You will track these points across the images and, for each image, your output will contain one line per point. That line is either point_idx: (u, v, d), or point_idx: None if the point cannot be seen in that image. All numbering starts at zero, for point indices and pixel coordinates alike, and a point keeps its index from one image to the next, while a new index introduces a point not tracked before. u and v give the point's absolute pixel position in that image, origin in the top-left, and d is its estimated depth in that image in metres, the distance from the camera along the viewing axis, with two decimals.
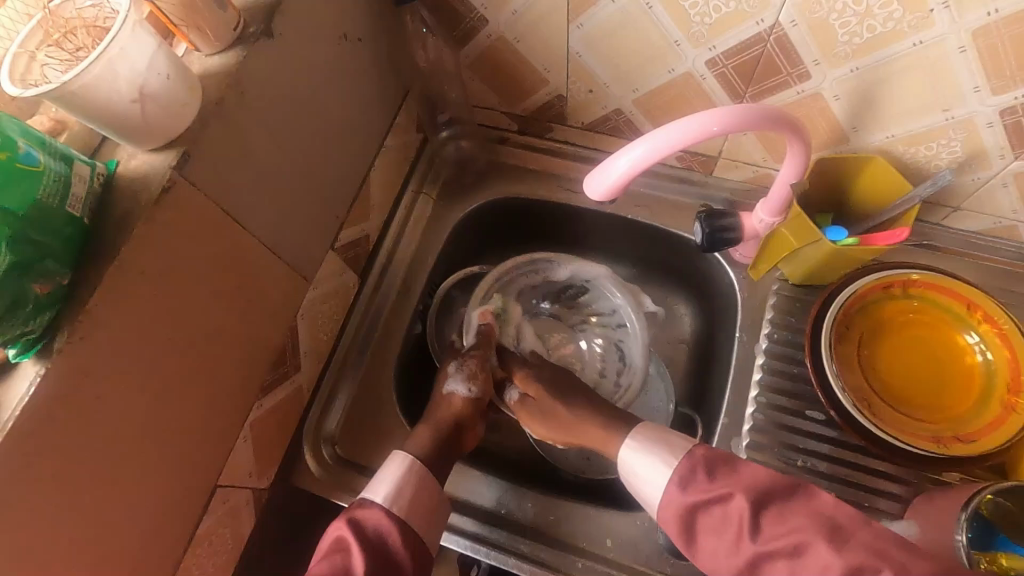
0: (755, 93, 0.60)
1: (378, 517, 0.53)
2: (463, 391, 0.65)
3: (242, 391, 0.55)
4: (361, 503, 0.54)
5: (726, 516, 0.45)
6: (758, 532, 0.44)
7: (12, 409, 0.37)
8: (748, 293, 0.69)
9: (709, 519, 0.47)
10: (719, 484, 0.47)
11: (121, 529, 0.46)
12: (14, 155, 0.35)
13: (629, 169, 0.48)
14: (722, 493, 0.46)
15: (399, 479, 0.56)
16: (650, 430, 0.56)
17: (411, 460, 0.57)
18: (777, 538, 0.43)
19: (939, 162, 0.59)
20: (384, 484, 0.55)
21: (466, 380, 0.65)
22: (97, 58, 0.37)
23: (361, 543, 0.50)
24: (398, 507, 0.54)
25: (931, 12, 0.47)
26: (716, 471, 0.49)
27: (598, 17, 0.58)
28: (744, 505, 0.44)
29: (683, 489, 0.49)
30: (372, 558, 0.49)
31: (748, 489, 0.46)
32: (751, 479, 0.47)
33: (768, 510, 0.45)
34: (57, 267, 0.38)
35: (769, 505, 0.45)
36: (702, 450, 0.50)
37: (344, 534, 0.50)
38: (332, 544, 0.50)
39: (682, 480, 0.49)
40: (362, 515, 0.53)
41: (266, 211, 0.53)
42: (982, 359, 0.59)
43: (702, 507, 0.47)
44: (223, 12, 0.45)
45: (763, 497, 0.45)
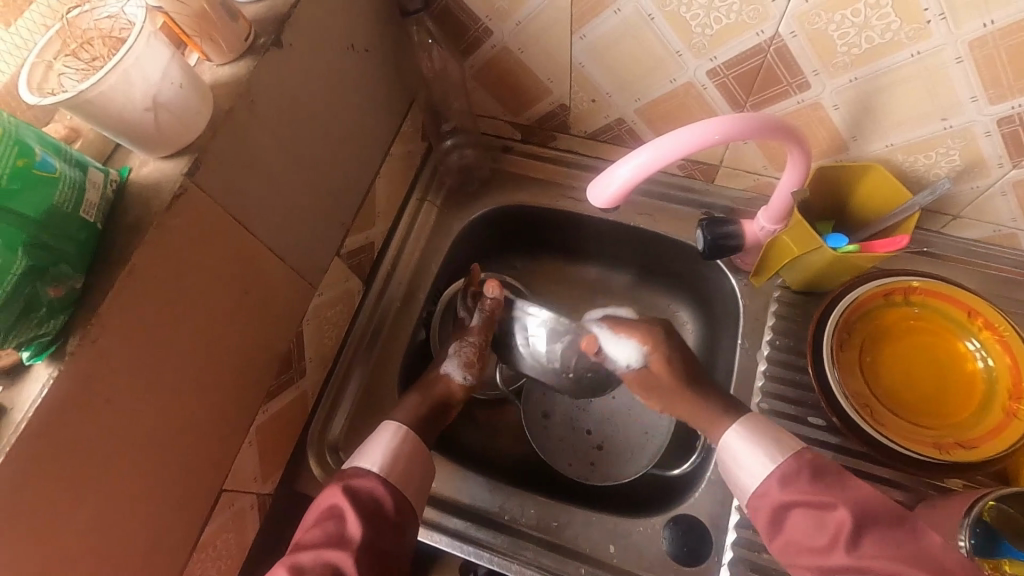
0: (756, 103, 0.61)
1: (371, 485, 0.54)
2: (459, 376, 0.64)
3: (249, 396, 0.56)
4: (355, 471, 0.55)
5: (823, 519, 0.48)
6: (857, 544, 0.46)
7: (25, 411, 0.37)
8: (749, 300, 0.69)
9: (800, 520, 0.49)
10: (823, 491, 0.49)
11: (127, 533, 0.46)
12: (31, 162, 0.36)
13: (633, 176, 0.49)
14: (826, 501, 0.48)
15: (392, 447, 0.57)
16: (758, 422, 0.56)
17: (402, 431, 0.58)
18: (873, 557, 0.45)
19: (939, 170, 0.59)
20: (376, 451, 0.57)
21: (462, 366, 0.64)
22: (113, 68, 0.38)
23: (354, 509, 0.52)
24: (391, 476, 0.55)
25: (927, 24, 0.48)
26: (820, 479, 0.51)
27: (600, 28, 0.59)
28: (846, 518, 0.47)
29: (785, 486, 0.51)
30: (365, 520, 0.52)
31: (852, 504, 0.48)
32: (861, 496, 0.49)
33: (868, 532, 0.46)
34: (70, 271, 0.39)
35: (870, 528, 0.47)
36: (812, 456, 0.52)
37: (336, 501, 0.53)
38: (327, 511, 0.53)
39: (786, 477, 0.51)
40: (355, 483, 0.54)
41: (274, 218, 0.54)
42: (983, 365, 0.59)
43: (801, 506, 0.49)
44: (235, 24, 0.46)
45: (865, 517, 0.47)
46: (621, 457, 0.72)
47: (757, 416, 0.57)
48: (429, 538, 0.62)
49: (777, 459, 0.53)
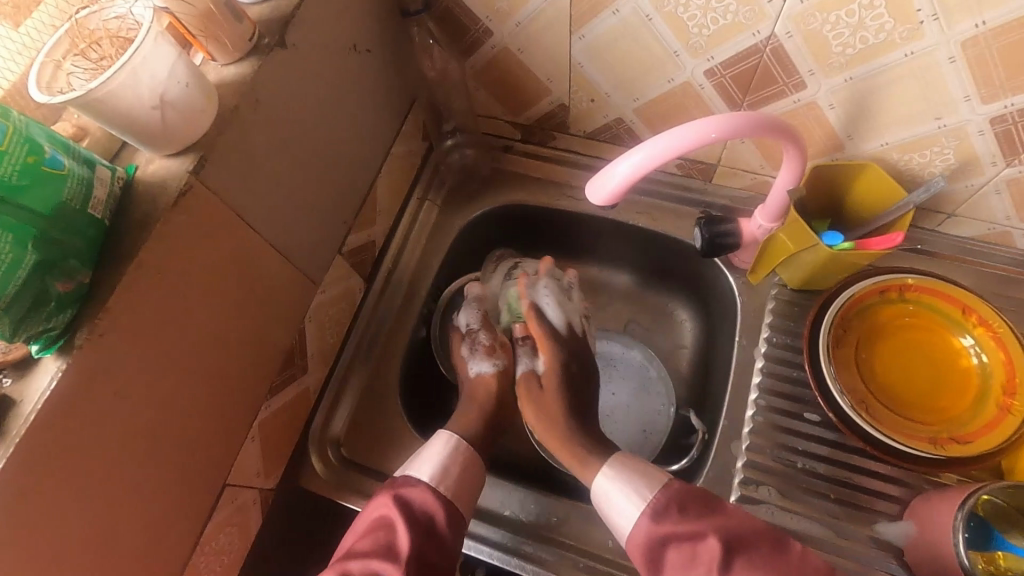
0: (753, 102, 0.61)
1: (422, 496, 0.55)
2: (487, 366, 0.69)
3: (251, 391, 0.56)
4: (407, 480, 0.57)
5: (694, 555, 0.49)
6: (729, 567, 0.48)
7: (33, 402, 0.38)
8: (747, 297, 0.70)
9: (674, 555, 0.50)
10: (690, 520, 0.51)
11: (133, 525, 0.47)
12: (40, 159, 0.37)
13: (631, 173, 0.49)
14: (695, 531, 0.50)
15: (444, 459, 0.58)
16: (629, 461, 0.57)
17: (456, 440, 0.60)
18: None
19: (933, 169, 0.60)
20: (430, 460, 0.58)
21: (486, 356, 0.69)
22: (121, 67, 0.39)
23: (406, 520, 0.53)
24: (444, 487, 0.57)
25: (920, 24, 0.49)
26: (689, 508, 0.52)
27: (599, 29, 0.60)
28: (716, 547, 0.48)
29: (655, 520, 0.52)
30: (416, 532, 0.53)
31: (721, 529, 0.50)
32: (730, 520, 0.51)
33: (739, 556, 0.48)
34: (78, 266, 0.39)
35: (742, 552, 0.49)
36: (677, 485, 0.54)
37: (386, 510, 0.54)
38: (376, 520, 0.53)
39: (655, 512, 0.52)
40: (409, 494, 0.55)
41: (277, 216, 0.54)
42: (977, 361, 0.60)
43: (671, 541, 0.51)
44: (240, 24, 0.47)
45: (737, 543, 0.49)
46: (621, 453, 0.73)
47: (623, 455, 0.59)
48: None
49: (646, 498, 0.54)
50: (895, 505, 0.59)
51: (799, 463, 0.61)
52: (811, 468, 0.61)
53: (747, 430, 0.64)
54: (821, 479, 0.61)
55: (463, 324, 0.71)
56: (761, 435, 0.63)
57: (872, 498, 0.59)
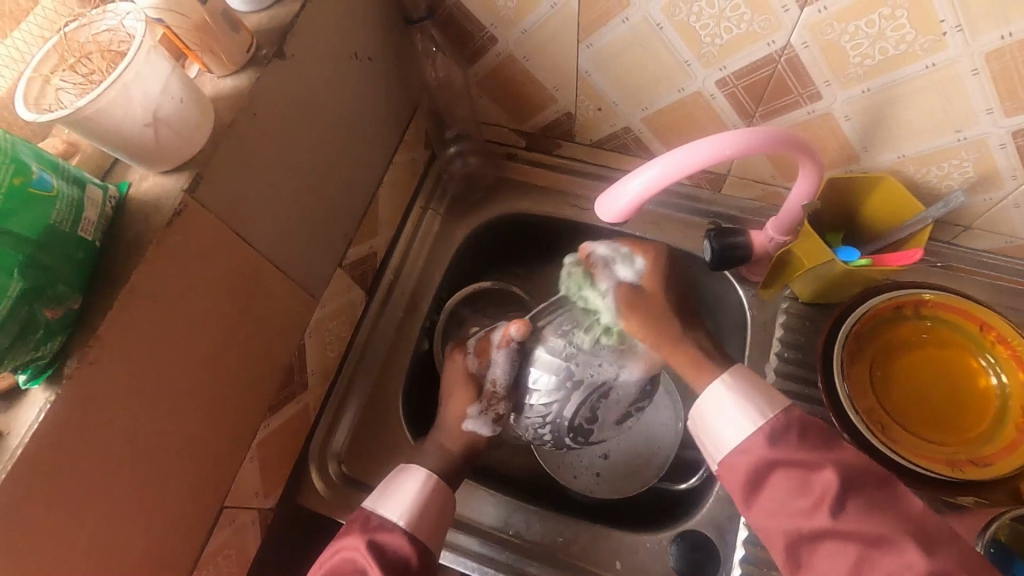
0: (765, 113, 0.60)
1: (397, 541, 0.50)
2: (486, 430, 0.59)
3: (249, 412, 0.55)
4: (381, 525, 0.51)
5: (807, 482, 0.45)
6: (841, 509, 0.43)
7: (21, 436, 0.36)
8: (757, 311, 0.69)
9: (782, 480, 0.46)
10: (809, 449, 0.46)
11: (128, 554, 0.45)
12: (27, 180, 0.35)
13: (644, 189, 0.48)
14: (813, 461, 0.45)
15: (419, 499, 0.53)
16: (746, 374, 0.52)
17: (432, 479, 0.54)
18: (861, 520, 0.43)
19: (951, 182, 0.58)
20: (402, 501, 0.53)
21: (490, 422, 0.59)
22: (112, 84, 0.37)
23: (380, 565, 0.48)
24: (418, 531, 0.52)
25: (943, 35, 0.47)
26: (808, 435, 0.47)
27: (608, 37, 0.58)
28: (833, 481, 0.44)
29: (770, 443, 0.47)
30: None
31: (838, 465, 0.45)
32: (848, 456, 0.46)
33: (852, 494, 0.44)
34: (68, 292, 0.38)
35: (857, 490, 0.44)
36: (800, 414, 0.49)
37: (359, 555, 0.48)
38: (345, 565, 0.48)
39: (773, 432, 0.48)
40: (380, 539, 0.50)
41: (275, 230, 0.53)
42: (996, 381, 0.58)
43: (787, 465, 0.46)
44: (235, 34, 0.45)
45: (852, 480, 0.45)
46: (628, 469, 0.71)
47: (743, 367, 0.53)
48: None
49: (765, 415, 0.49)
50: None
51: None
52: None
53: None
54: None
55: (490, 372, 0.57)
56: None
57: None
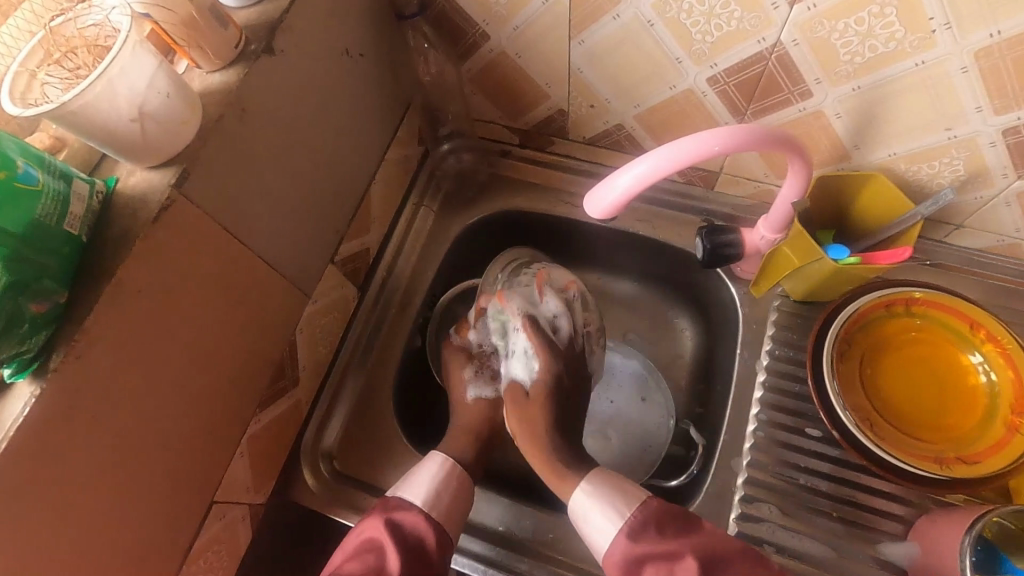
0: (756, 111, 0.60)
1: (415, 519, 0.54)
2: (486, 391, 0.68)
3: (239, 406, 0.55)
4: (397, 502, 0.55)
5: (672, 571, 0.48)
6: None
7: (6, 429, 0.37)
8: (749, 309, 0.69)
9: (650, 574, 0.49)
10: (670, 540, 0.51)
11: (116, 548, 0.46)
12: (12, 175, 0.35)
13: (631, 186, 0.48)
14: (673, 551, 0.49)
15: (438, 482, 0.57)
16: (605, 475, 0.56)
17: (449, 463, 0.59)
18: None
19: (942, 180, 0.58)
20: (420, 484, 0.57)
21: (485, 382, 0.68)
22: (97, 79, 0.37)
23: (395, 544, 0.52)
24: (435, 511, 0.55)
25: (933, 33, 0.47)
26: (665, 527, 0.52)
27: (598, 34, 0.58)
28: (693, 566, 0.48)
29: (633, 538, 0.51)
30: (405, 557, 0.51)
31: (698, 549, 0.49)
32: (709, 539, 0.50)
33: (716, 574, 0.48)
34: (54, 286, 0.38)
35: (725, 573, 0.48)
36: (658, 503, 0.53)
37: (378, 534, 0.53)
38: (366, 543, 0.52)
39: (631, 531, 0.52)
40: (400, 518, 0.54)
41: (265, 226, 0.53)
42: (986, 380, 0.58)
43: (648, 557, 0.50)
44: (224, 30, 0.45)
45: (710, 560, 0.49)
46: (619, 466, 0.72)
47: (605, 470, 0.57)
48: None
49: (624, 516, 0.53)
50: (899, 525, 0.58)
51: (802, 480, 0.60)
52: (814, 486, 0.60)
53: (748, 445, 0.62)
54: (824, 498, 0.59)
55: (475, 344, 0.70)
56: (762, 452, 0.61)
57: (876, 518, 0.58)
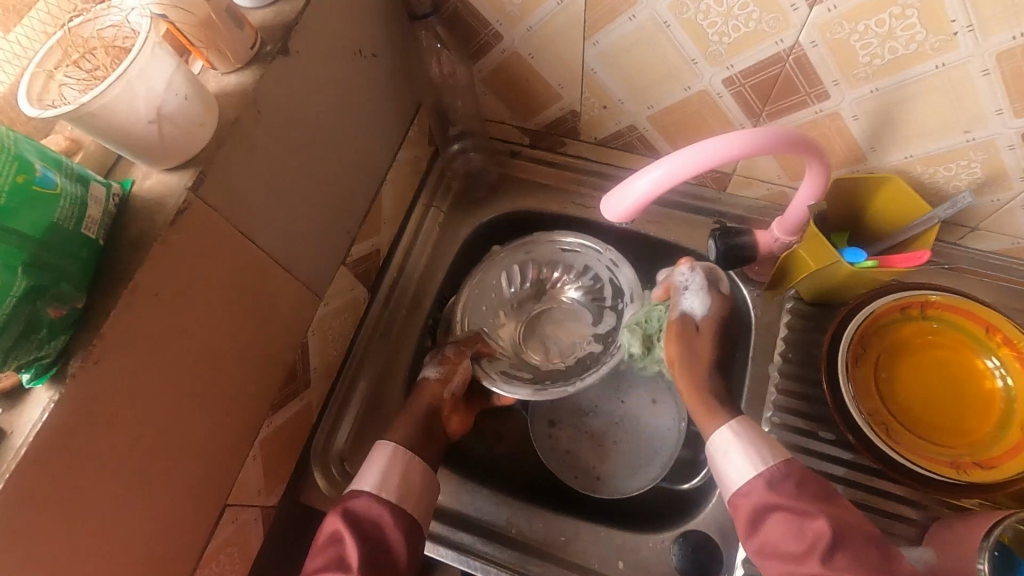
0: (772, 113, 0.59)
1: (372, 506, 0.54)
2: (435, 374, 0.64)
3: (253, 409, 0.55)
4: (354, 494, 0.55)
5: (801, 527, 0.46)
6: (831, 557, 0.44)
7: (25, 435, 0.36)
8: (762, 311, 0.68)
9: (778, 524, 0.47)
10: (805, 498, 0.48)
11: (131, 553, 0.45)
12: (31, 178, 0.35)
13: (650, 189, 0.47)
14: (808, 509, 0.47)
15: (386, 466, 0.56)
16: (753, 422, 0.54)
17: (392, 448, 0.57)
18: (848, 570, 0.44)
19: (959, 182, 0.58)
20: (371, 472, 0.56)
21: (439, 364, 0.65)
22: (117, 80, 0.37)
23: (354, 533, 0.51)
24: (389, 494, 0.55)
25: (954, 35, 0.46)
26: (806, 485, 0.49)
27: (614, 35, 0.58)
28: (825, 529, 0.45)
29: (769, 487, 0.50)
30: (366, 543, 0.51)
31: (834, 516, 0.46)
32: (844, 513, 0.47)
33: (843, 546, 0.45)
34: (72, 291, 0.38)
35: (848, 543, 0.45)
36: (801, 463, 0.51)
37: (338, 527, 0.52)
38: (327, 537, 0.52)
39: (771, 479, 0.50)
40: (358, 507, 0.54)
41: (279, 228, 0.52)
42: (1002, 384, 0.58)
43: (782, 508, 0.48)
44: (240, 31, 0.45)
45: (841, 533, 0.46)
46: (629, 467, 0.70)
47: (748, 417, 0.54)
48: (435, 552, 0.61)
49: (766, 462, 0.51)
50: (914, 530, 0.57)
51: None
52: None
53: None
54: None
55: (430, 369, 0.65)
56: None
57: (891, 522, 0.58)
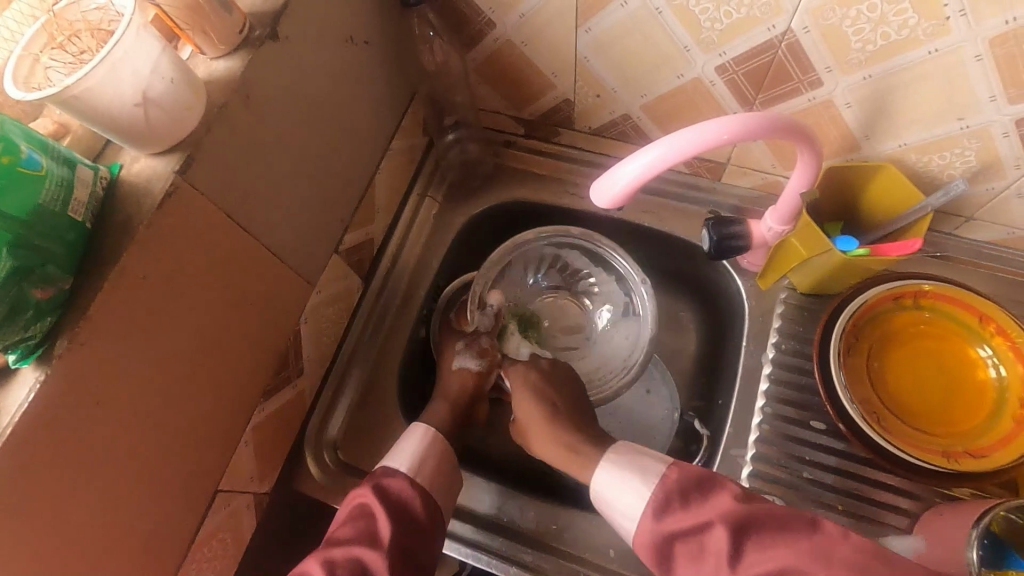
0: (765, 100, 0.59)
1: (401, 486, 0.55)
2: (474, 366, 0.66)
3: (245, 394, 0.55)
4: (384, 471, 0.56)
5: (703, 548, 0.44)
6: (740, 558, 0.42)
7: (12, 415, 0.37)
8: (756, 301, 0.68)
9: (681, 554, 0.45)
10: (693, 513, 0.46)
11: (120, 535, 0.46)
12: (16, 160, 0.35)
13: (640, 176, 0.47)
14: (700, 522, 0.45)
15: (422, 449, 0.58)
16: (627, 452, 0.54)
17: (432, 432, 0.59)
18: (755, 567, 0.41)
19: (953, 171, 0.58)
20: (405, 452, 0.58)
21: (476, 356, 0.66)
22: (101, 62, 0.37)
23: (386, 509, 0.52)
24: (421, 477, 0.56)
25: (947, 20, 0.46)
26: (691, 497, 0.47)
27: (606, 22, 0.57)
28: (721, 536, 0.42)
29: (660, 519, 0.48)
30: (395, 520, 0.52)
31: (726, 516, 0.43)
32: (732, 500, 0.44)
33: (750, 536, 0.42)
34: (59, 273, 0.38)
35: (750, 532, 0.42)
36: (677, 475, 0.49)
37: (368, 499, 0.53)
38: (358, 510, 0.52)
39: (659, 508, 0.48)
40: (387, 483, 0.55)
41: (270, 214, 0.52)
42: (995, 374, 0.57)
43: (680, 534, 0.46)
44: (228, 16, 0.45)
45: (744, 524, 0.43)
46: None
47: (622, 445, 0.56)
48: None
49: (646, 492, 0.50)
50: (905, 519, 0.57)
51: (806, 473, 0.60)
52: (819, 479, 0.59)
53: (753, 438, 0.62)
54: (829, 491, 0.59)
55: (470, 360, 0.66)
56: (766, 443, 0.61)
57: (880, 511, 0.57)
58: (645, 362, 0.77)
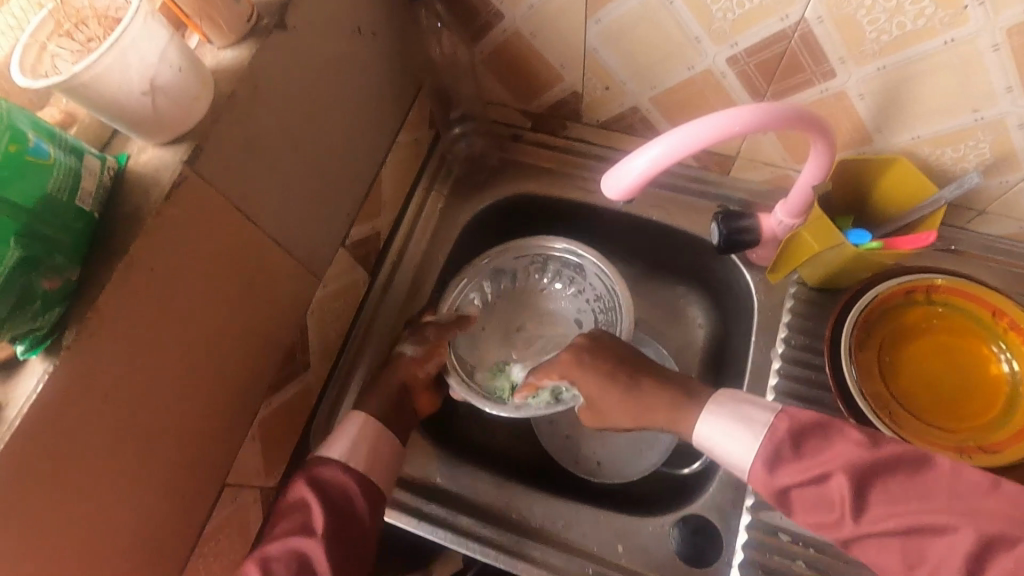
0: (777, 92, 0.58)
1: (334, 473, 0.53)
2: (412, 352, 0.64)
3: (251, 388, 0.54)
4: (317, 460, 0.54)
5: (823, 495, 0.42)
6: (865, 512, 0.40)
7: (20, 406, 0.36)
8: (765, 296, 0.68)
9: (802, 498, 0.43)
10: (814, 462, 0.43)
11: (127, 529, 0.45)
12: (24, 148, 0.35)
13: (652, 167, 0.47)
14: (819, 473, 0.42)
15: (355, 436, 0.56)
16: (727, 399, 0.50)
17: (365, 419, 0.57)
18: (885, 520, 0.39)
19: (967, 164, 0.57)
20: (340, 446, 0.56)
21: (416, 343, 0.64)
22: (109, 49, 0.36)
23: (320, 500, 0.51)
24: (354, 463, 0.55)
25: (964, 9, 0.45)
26: (806, 442, 0.44)
27: (617, 12, 0.57)
28: (845, 486, 0.41)
29: (770, 470, 0.45)
30: (329, 510, 0.51)
31: (849, 467, 0.41)
32: (851, 449, 0.42)
33: (874, 485, 0.41)
34: (66, 263, 0.37)
35: (875, 482, 0.41)
36: (785, 425, 0.46)
37: (305, 494, 0.52)
38: (291, 504, 0.51)
39: (770, 460, 0.45)
40: (318, 473, 0.53)
41: (277, 206, 0.52)
42: (1008, 369, 0.57)
43: (798, 487, 0.43)
44: (236, 4, 0.44)
45: (868, 474, 0.41)
46: (631, 452, 0.71)
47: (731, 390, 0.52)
48: (433, 534, 0.61)
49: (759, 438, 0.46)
50: None
51: None
52: None
53: None
54: None
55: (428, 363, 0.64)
56: None
57: None
58: (655, 359, 0.76)
